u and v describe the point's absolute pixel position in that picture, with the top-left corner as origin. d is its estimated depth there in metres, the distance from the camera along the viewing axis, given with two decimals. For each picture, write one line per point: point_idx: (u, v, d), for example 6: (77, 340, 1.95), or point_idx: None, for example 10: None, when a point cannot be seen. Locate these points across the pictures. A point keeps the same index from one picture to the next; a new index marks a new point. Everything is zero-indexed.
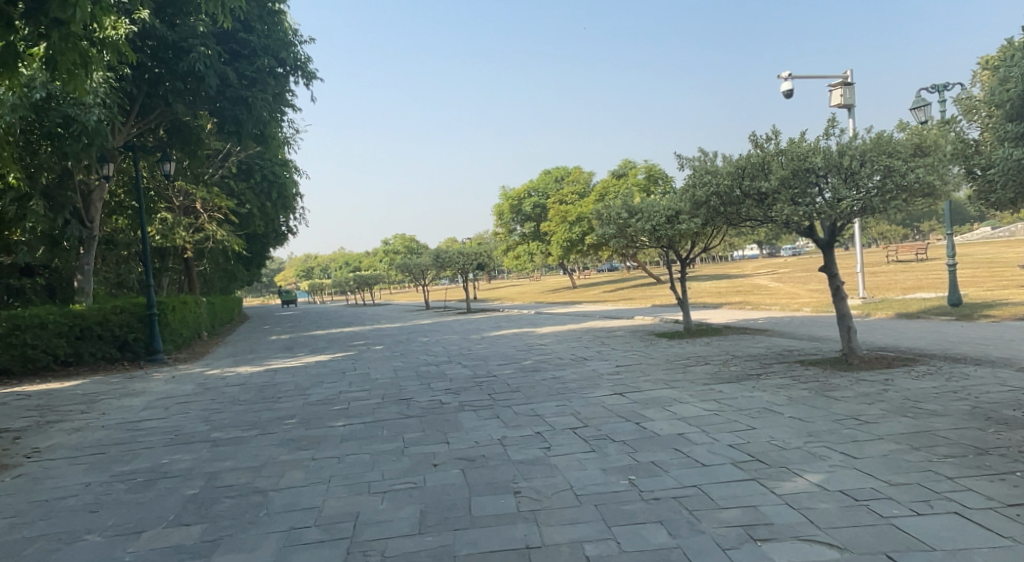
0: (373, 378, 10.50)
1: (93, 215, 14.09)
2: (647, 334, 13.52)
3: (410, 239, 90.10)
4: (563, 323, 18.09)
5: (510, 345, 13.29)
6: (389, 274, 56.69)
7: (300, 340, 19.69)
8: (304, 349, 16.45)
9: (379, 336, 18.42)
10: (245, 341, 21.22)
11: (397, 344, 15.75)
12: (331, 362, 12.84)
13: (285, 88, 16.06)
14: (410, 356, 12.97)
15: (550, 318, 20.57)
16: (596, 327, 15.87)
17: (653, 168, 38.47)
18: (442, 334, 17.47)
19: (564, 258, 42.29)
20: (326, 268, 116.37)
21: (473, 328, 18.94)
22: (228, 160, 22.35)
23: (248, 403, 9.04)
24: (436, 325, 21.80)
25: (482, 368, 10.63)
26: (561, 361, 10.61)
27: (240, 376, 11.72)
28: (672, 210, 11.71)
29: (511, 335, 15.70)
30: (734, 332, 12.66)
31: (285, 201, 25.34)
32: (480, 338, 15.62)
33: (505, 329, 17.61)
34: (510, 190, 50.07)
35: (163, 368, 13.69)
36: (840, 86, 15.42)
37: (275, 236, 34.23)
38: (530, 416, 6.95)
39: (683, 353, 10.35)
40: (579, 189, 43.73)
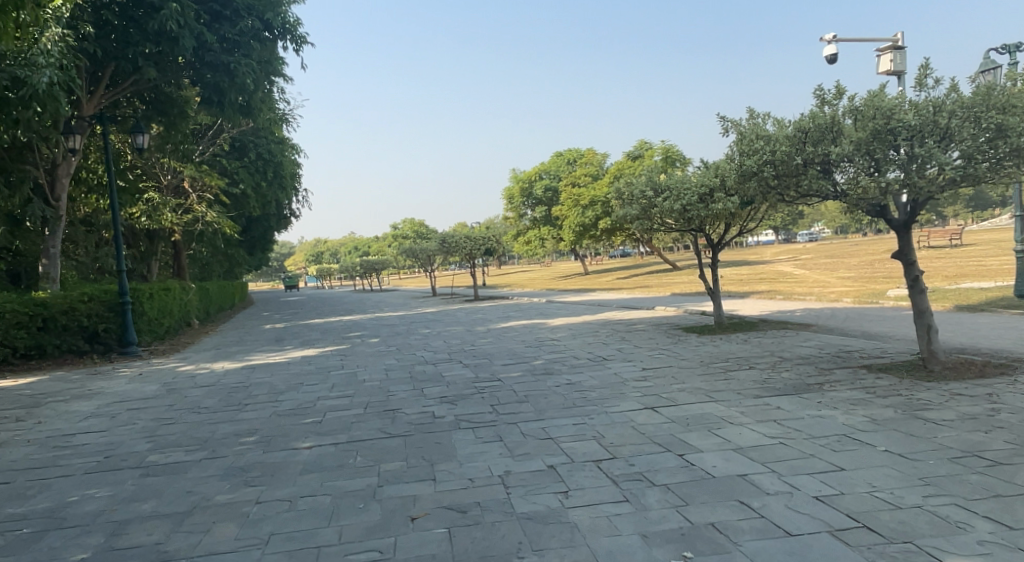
0: (360, 380, 9.11)
1: (60, 191, 12.87)
2: (673, 328, 12.04)
3: (419, 223, 88.64)
4: (577, 313, 16.62)
5: (519, 340, 11.85)
6: (396, 259, 55.35)
7: (294, 330, 18.36)
8: (295, 341, 15.10)
9: (378, 327, 17.05)
10: (237, 330, 19.94)
11: (395, 336, 14.35)
12: (318, 358, 11.46)
13: (274, 52, 14.52)
14: (407, 352, 11.57)
15: (563, 307, 19.12)
16: (614, 319, 14.40)
17: (671, 149, 36.72)
18: (444, 325, 16.04)
19: (577, 243, 40.72)
20: (335, 254, 115.34)
21: (480, 318, 17.52)
22: (220, 136, 21.05)
23: (209, 412, 7.68)
24: (440, 314, 20.40)
25: (486, 368, 9.23)
26: (577, 361, 9.17)
27: (213, 375, 10.37)
28: (706, 187, 10.11)
29: (520, 327, 14.26)
30: (772, 327, 11.15)
31: (281, 181, 24.10)
32: (486, 330, 14.18)
33: (513, 320, 16.16)
34: (520, 173, 48.46)
35: (134, 363, 12.37)
36: (889, 49, 13.74)
37: (276, 219, 32.94)
38: (540, 440, 5.52)
39: (719, 354, 8.88)
40: (592, 171, 42.04)
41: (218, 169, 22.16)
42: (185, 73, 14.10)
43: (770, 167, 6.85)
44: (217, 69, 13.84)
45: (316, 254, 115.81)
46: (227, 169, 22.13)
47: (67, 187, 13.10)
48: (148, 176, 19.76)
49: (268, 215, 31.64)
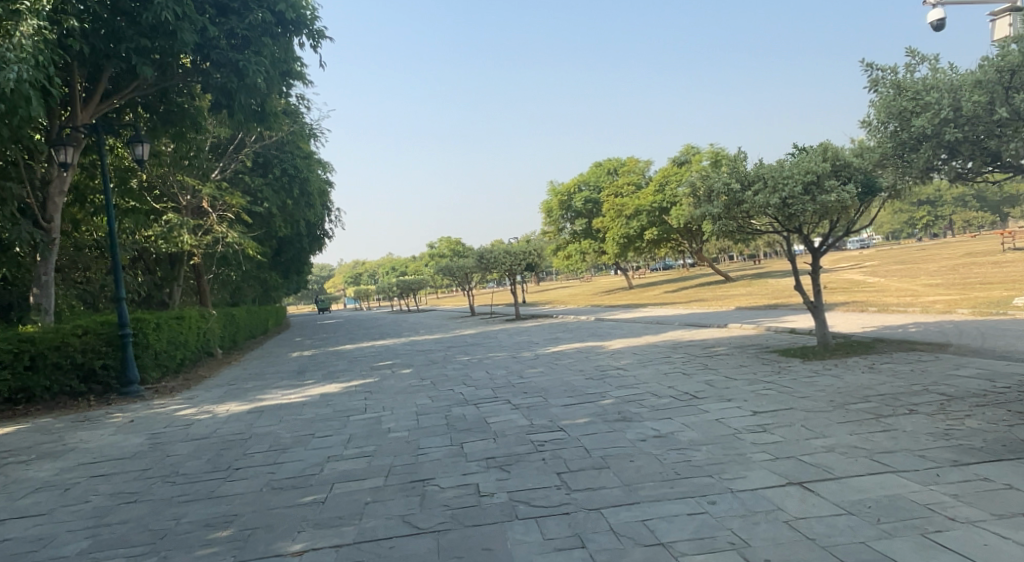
0: (385, 429, 7.21)
1: (52, 211, 11.50)
2: (764, 351, 9.85)
3: (455, 241, 87.40)
4: (636, 334, 14.50)
5: (576, 370, 9.81)
6: (433, 279, 53.86)
7: (320, 359, 16.64)
8: (318, 372, 13.34)
9: (412, 354, 15.18)
10: (261, 359, 18.35)
11: (429, 365, 12.45)
12: (339, 398, 9.61)
13: (289, 49, 12.89)
14: (442, 387, 9.63)
15: (618, 326, 17.01)
16: (684, 340, 12.29)
17: (719, 153, 34.44)
18: (486, 350, 14.07)
19: (621, 256, 38.55)
20: (373, 275, 115.15)
21: (525, 341, 15.51)
22: (241, 152, 19.72)
23: (186, 482, 5.86)
24: (480, 336, 18.47)
25: (542, 411, 7.23)
26: (660, 401, 7.14)
27: (212, 422, 8.60)
28: (813, 174, 7.99)
29: (573, 352, 12.22)
30: (895, 348, 8.91)
31: (308, 200, 22.75)
32: (535, 356, 12.18)
33: (563, 343, 14.11)
34: (558, 186, 46.56)
35: (133, 405, 10.72)
36: (1005, 12, 11.49)
37: (308, 240, 31.65)
38: (647, 550, 3.53)
39: (850, 389, 6.73)
40: (635, 179, 39.90)
41: (241, 188, 20.83)
42: (193, 79, 12.69)
43: (948, 127, 5.13)
44: (225, 69, 12.29)
45: (355, 275, 115.49)
46: (250, 186, 20.72)
47: (61, 208, 11.71)
48: (166, 197, 18.55)
49: (299, 235, 30.34)
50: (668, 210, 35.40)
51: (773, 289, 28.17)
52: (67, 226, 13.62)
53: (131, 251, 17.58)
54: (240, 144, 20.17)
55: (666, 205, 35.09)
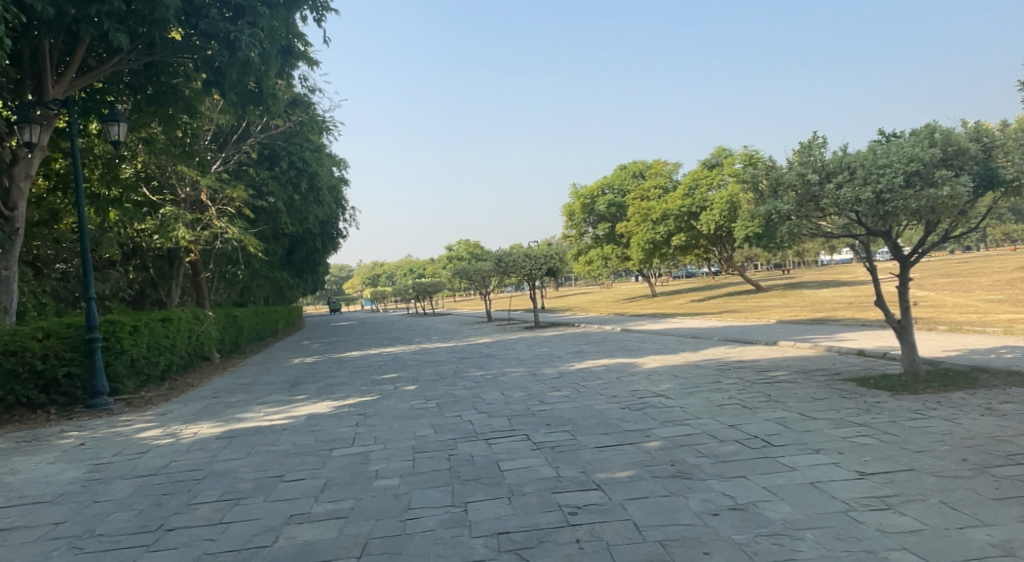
0: (371, 474, 5.69)
1: (17, 197, 10.19)
2: (835, 378, 8.18)
3: (474, 244, 85.89)
4: (672, 349, 12.86)
5: (607, 396, 8.23)
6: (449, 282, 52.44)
7: (320, 368, 15.21)
8: (312, 385, 11.87)
9: (420, 365, 13.67)
10: (260, 366, 16.98)
11: (437, 381, 10.93)
12: (326, 423, 8.11)
13: (289, 22, 11.50)
14: (448, 412, 8.09)
15: (648, 339, 15.39)
16: (731, 359, 10.66)
17: (753, 155, 32.68)
18: (503, 364, 12.52)
19: (646, 262, 36.87)
20: (391, 277, 114.08)
21: (546, 354, 13.93)
22: (246, 142, 18.45)
23: (96, 551, 4.36)
24: (496, 346, 16.92)
25: (572, 456, 5.66)
26: (724, 447, 5.54)
27: (169, 452, 7.14)
28: (916, 163, 6.42)
29: (602, 370, 10.62)
30: (1006, 382, 7.22)
31: (318, 195, 21.38)
32: (558, 374, 10.59)
33: (589, 358, 12.51)
34: (581, 189, 44.96)
35: (95, 421, 9.33)
36: None
37: (320, 240, 30.38)
38: None
39: (981, 443, 5.09)
40: (662, 183, 38.19)
41: (245, 181, 19.54)
42: (184, 55, 11.41)
43: None
44: (215, 41, 10.93)
45: (372, 276, 114.48)
46: (255, 178, 19.43)
47: (26, 193, 10.41)
48: (164, 188, 17.41)
49: (310, 234, 29.05)
50: (697, 215, 33.70)
51: (811, 301, 26.35)
52: (44, 216, 12.37)
53: (123, 245, 16.42)
54: (245, 134, 18.92)
55: (695, 210, 33.39)
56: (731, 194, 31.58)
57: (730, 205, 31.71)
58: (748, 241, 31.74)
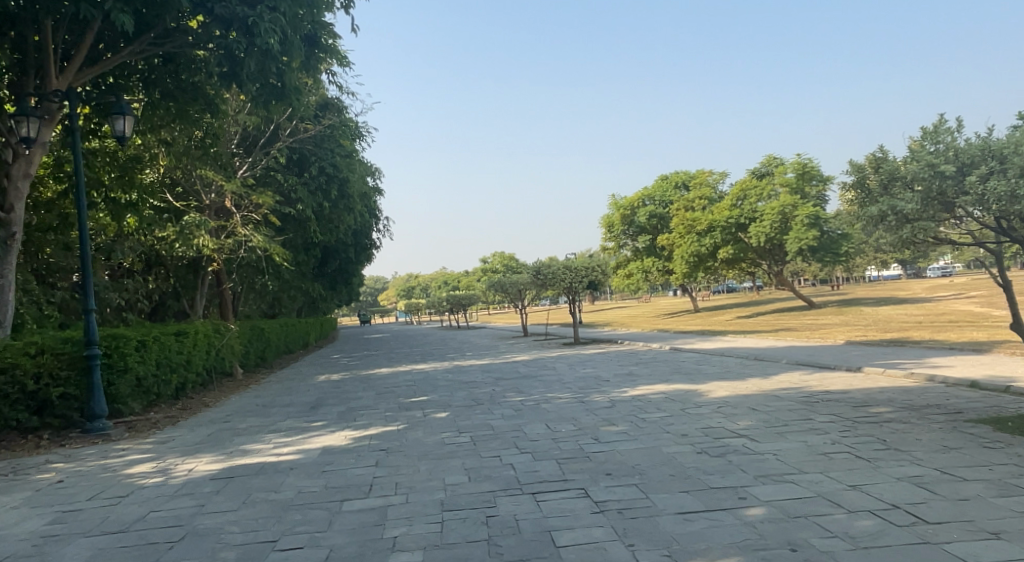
0: (389, 543, 4.40)
1: (14, 198, 9.29)
2: (960, 420, 6.64)
3: (509, 257, 84.74)
4: (736, 374, 11.34)
5: (676, 435, 6.83)
6: (484, 294, 51.30)
7: (346, 386, 14.06)
8: (334, 409, 10.68)
9: (453, 386, 12.39)
10: (284, 383, 15.94)
11: (472, 408, 9.65)
12: (341, 461, 6.84)
13: (315, 8, 10.47)
14: (485, 452, 6.78)
15: (704, 361, 13.87)
16: (813, 388, 9.15)
17: (806, 164, 30.92)
18: (545, 389, 11.15)
19: (690, 276, 35.22)
20: (425, 289, 113.59)
21: (593, 377, 12.51)
22: (274, 146, 17.55)
23: None
24: (536, 365, 15.60)
25: (650, 527, 4.30)
26: (858, 522, 4.12)
27: (153, 497, 5.96)
28: None
29: (662, 398, 9.18)
30: None
31: (348, 202, 20.43)
32: (609, 403, 9.19)
33: (643, 383, 11.07)
34: (620, 200, 43.47)
35: (87, 450, 8.26)
36: None
37: (353, 251, 29.49)
38: None
39: None
40: (707, 193, 36.53)
41: (273, 188, 18.68)
42: (201, 46, 10.48)
43: None
44: (233, 27, 9.94)
45: (407, 288, 114.07)
46: (283, 185, 18.53)
47: (27, 193, 9.51)
48: (188, 194, 16.71)
49: (343, 244, 28.19)
50: (746, 227, 32.03)
51: (873, 320, 24.41)
52: (53, 222, 11.45)
53: (143, 253, 15.65)
54: (273, 138, 18.09)
55: (743, 221, 31.73)
56: (783, 204, 29.86)
57: (781, 216, 29.99)
58: (802, 255, 29.93)
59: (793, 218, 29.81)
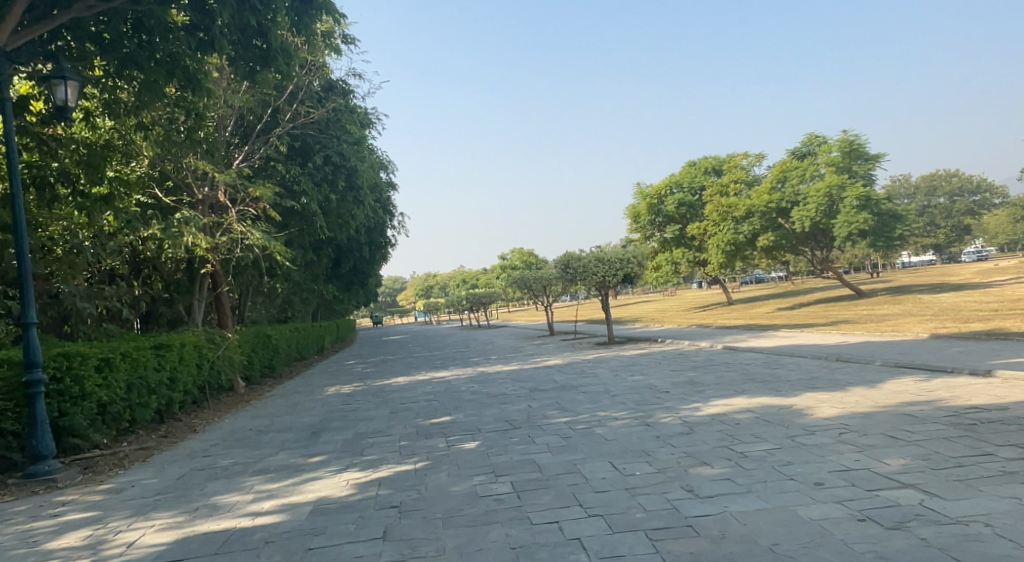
0: None
1: None
2: None
3: (528, 253, 82.61)
4: (829, 382, 9.20)
5: (808, 487, 4.80)
6: (505, 291, 49.30)
7: (357, 402, 12.16)
8: (338, 436, 8.75)
9: (480, 402, 10.40)
10: (289, 397, 14.10)
11: (509, 435, 7.66)
12: (335, 530, 4.89)
13: None
14: (538, 514, 4.80)
15: (776, 364, 11.73)
16: (952, 402, 7.04)
17: (853, 142, 28.50)
18: (594, 405, 9.11)
19: (727, 266, 33.49)
20: (443, 288, 111.89)
21: (647, 387, 10.43)
22: (272, 133, 15.74)
23: None
24: (574, 371, 13.59)
25: None
26: None
27: None
28: None
29: (754, 420, 7.10)
30: None
31: (358, 194, 18.57)
32: (685, 427, 7.12)
33: (715, 395, 9.00)
34: (646, 188, 41.20)
35: (18, 506, 6.40)
36: None
37: (368, 249, 27.69)
38: None
39: None
40: (741, 177, 34.19)
41: (274, 179, 16.91)
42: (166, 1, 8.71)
43: None
44: None
45: (425, 287, 112.34)
46: (284, 177, 16.69)
47: None
48: (179, 189, 15.12)
49: (357, 241, 26.43)
50: (787, 211, 29.77)
51: (938, 309, 22.07)
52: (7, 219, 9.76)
53: (129, 255, 14.00)
54: (271, 124, 16.30)
55: (785, 206, 29.46)
56: (829, 185, 27.65)
57: (827, 200, 27.69)
58: (850, 240, 27.61)
59: (840, 200, 27.50)
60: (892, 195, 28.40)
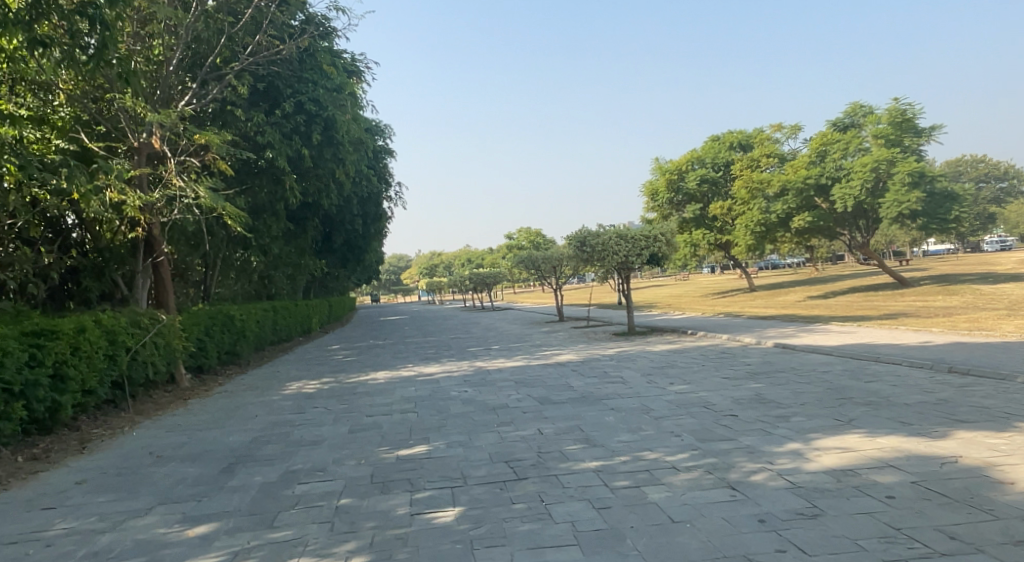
0: None
1: None
2: None
3: (535, 233, 79.55)
4: (978, 412, 6.27)
5: None
6: (511, 272, 46.40)
7: (313, 409, 9.37)
8: (258, 477, 5.94)
9: (472, 422, 7.56)
10: (236, 396, 11.32)
11: (508, 497, 4.81)
12: None
13: None
14: None
15: (866, 373, 8.87)
16: None
17: (904, 111, 25.34)
18: (633, 437, 6.23)
19: (755, 249, 30.52)
20: (448, 266, 108.83)
21: (701, 406, 7.56)
22: (228, 73, 12.92)
23: None
24: (594, 374, 10.72)
25: None
26: None
27: None
28: None
29: (919, 493, 4.23)
30: None
31: (337, 150, 15.74)
32: (803, 502, 4.25)
33: (812, 428, 6.12)
34: (666, 164, 38.07)
35: None
36: None
37: (360, 221, 24.85)
38: None
39: None
40: (774, 151, 31.17)
41: (234, 130, 14.09)
42: None
43: None
44: None
45: (430, 266, 109.09)
46: (246, 126, 13.87)
47: None
48: (114, 136, 12.41)
49: (347, 213, 23.61)
50: (826, 189, 26.74)
51: (1010, 302, 19.08)
52: None
53: (42, 216, 11.32)
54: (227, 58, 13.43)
55: (824, 182, 26.44)
56: (877, 160, 24.58)
57: (874, 176, 24.59)
58: (898, 222, 24.59)
59: (889, 177, 24.51)
60: (947, 172, 25.31)
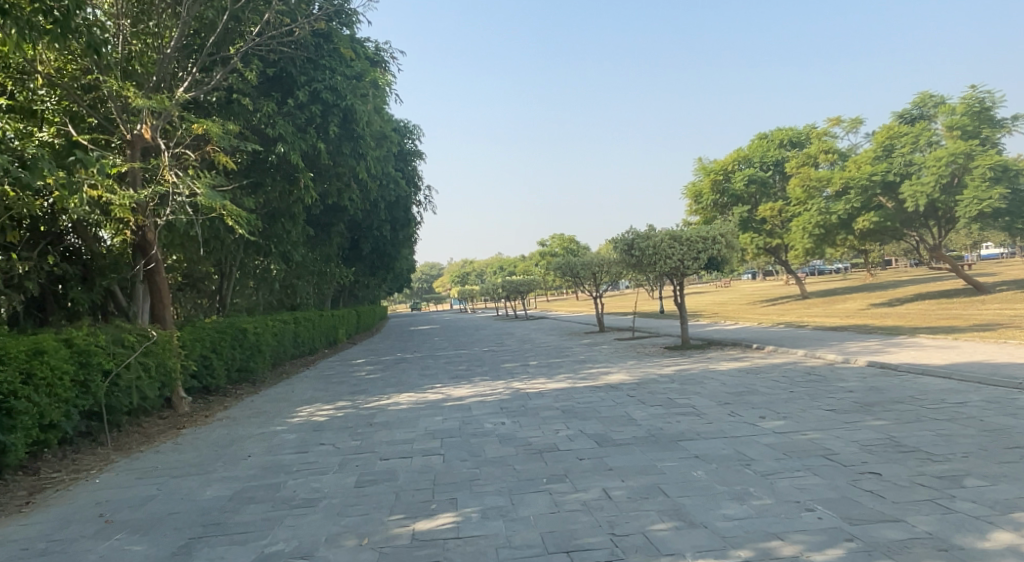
0: None
1: None
2: None
3: (568, 239, 77.50)
4: None
5: None
6: (545, 280, 44.51)
7: (319, 447, 7.67)
8: None
9: (513, 475, 5.77)
10: (236, 425, 9.71)
11: None
12: None
13: None
14: None
15: (1020, 407, 6.86)
16: None
17: (982, 100, 22.93)
18: (745, 512, 4.37)
19: (813, 253, 28.21)
20: (479, 274, 107.27)
21: (818, 456, 5.66)
22: (232, 56, 11.39)
23: None
24: (657, 401, 8.85)
25: None
26: None
27: None
28: None
29: None
30: None
31: (356, 144, 14.13)
32: None
33: (1012, 504, 4.20)
34: (710, 164, 35.90)
35: None
36: None
37: (388, 227, 23.30)
38: None
39: None
40: (830, 147, 28.89)
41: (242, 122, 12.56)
42: None
43: None
44: None
45: (461, 274, 107.65)
46: (254, 117, 12.34)
47: None
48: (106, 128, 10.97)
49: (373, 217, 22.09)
50: (894, 187, 24.37)
51: None
52: None
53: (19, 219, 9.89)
54: (232, 40, 11.93)
55: (891, 179, 24.10)
56: (953, 153, 22.19)
57: (950, 171, 22.17)
58: (978, 222, 22.15)
59: (967, 172, 22.10)
60: None
